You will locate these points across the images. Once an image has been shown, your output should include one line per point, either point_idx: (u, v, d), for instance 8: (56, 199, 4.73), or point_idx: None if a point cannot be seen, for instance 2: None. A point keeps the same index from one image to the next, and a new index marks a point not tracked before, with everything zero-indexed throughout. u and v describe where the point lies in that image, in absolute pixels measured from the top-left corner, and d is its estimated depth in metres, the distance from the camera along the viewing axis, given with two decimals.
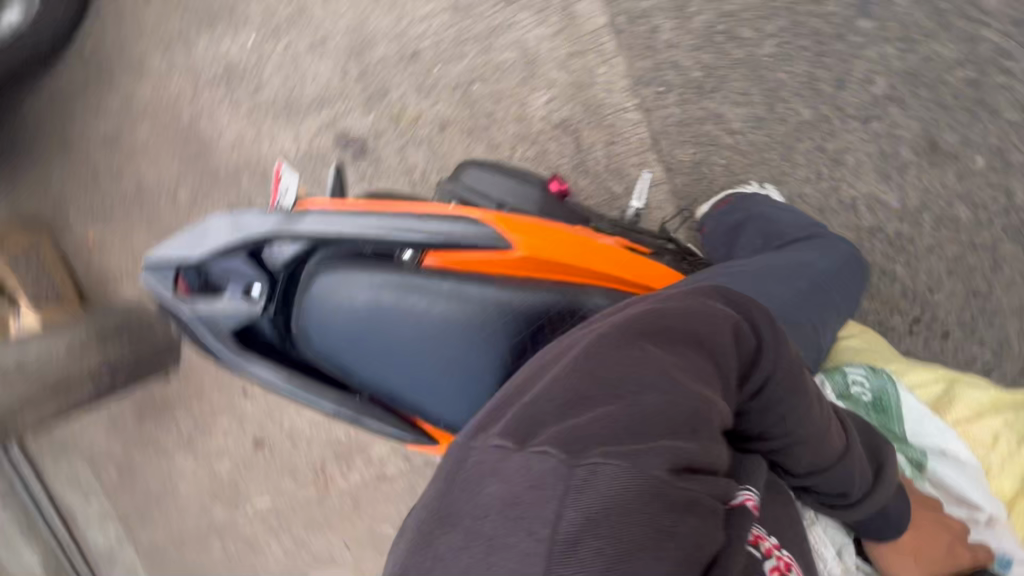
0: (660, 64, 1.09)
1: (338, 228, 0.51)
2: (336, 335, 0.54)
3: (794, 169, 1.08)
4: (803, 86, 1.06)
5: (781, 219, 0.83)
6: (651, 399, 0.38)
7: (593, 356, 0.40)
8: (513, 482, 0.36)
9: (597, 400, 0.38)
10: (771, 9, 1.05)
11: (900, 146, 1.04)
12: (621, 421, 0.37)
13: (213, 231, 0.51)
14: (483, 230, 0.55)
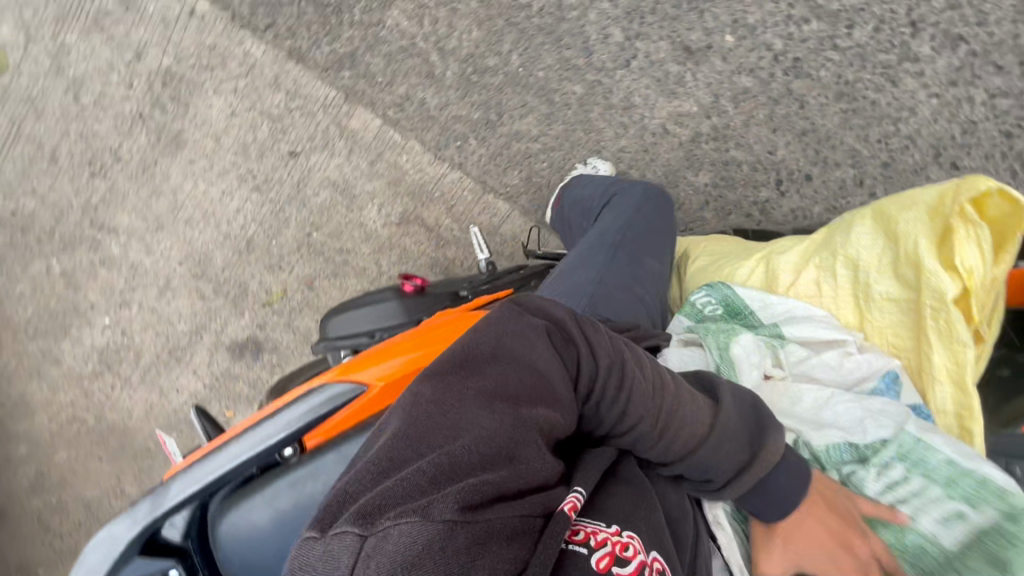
0: (445, 124, 1.17)
1: (205, 477, 0.51)
2: (260, 565, 0.53)
3: (603, 133, 1.17)
4: (563, 71, 1.15)
5: (585, 194, 0.93)
6: (460, 446, 0.42)
7: (412, 418, 0.44)
8: (323, 567, 0.37)
9: (411, 460, 0.42)
10: (498, 30, 1.14)
11: (668, 66, 1.15)
12: (428, 472, 0.40)
13: (94, 553, 0.49)
14: (337, 392, 0.56)
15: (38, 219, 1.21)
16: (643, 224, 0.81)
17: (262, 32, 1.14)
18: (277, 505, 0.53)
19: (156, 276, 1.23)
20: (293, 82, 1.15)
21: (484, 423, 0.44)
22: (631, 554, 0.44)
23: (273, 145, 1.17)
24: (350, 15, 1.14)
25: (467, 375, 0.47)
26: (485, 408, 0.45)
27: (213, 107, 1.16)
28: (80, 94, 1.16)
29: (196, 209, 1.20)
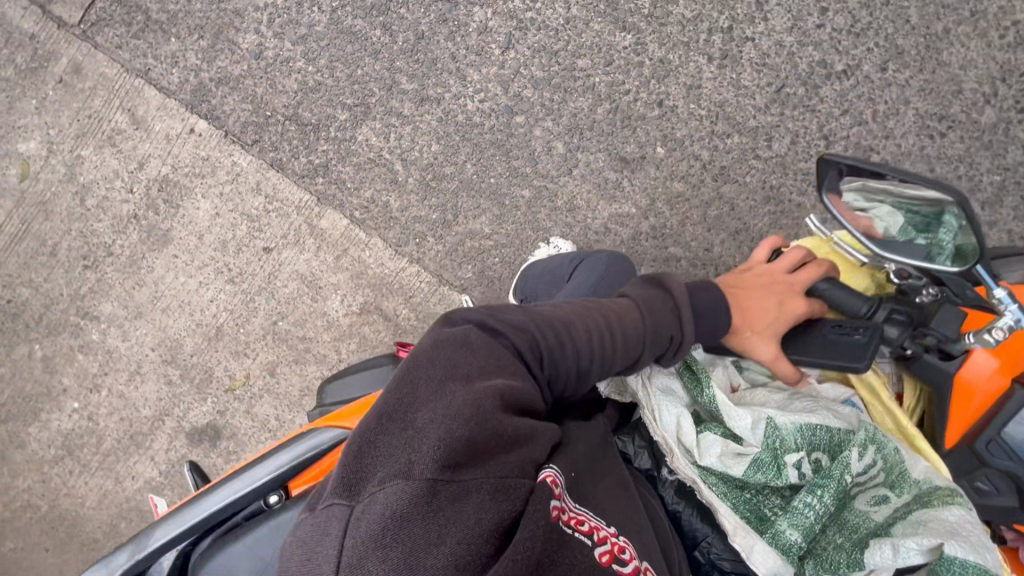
0: (405, 224, 1.28)
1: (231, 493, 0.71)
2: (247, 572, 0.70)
3: (549, 231, 1.27)
4: (513, 178, 1.28)
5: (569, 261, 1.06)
6: (490, 405, 0.53)
7: (457, 367, 0.56)
8: (384, 452, 0.51)
9: (457, 412, 0.52)
10: (454, 143, 1.28)
11: (607, 174, 1.27)
12: (465, 425, 0.51)
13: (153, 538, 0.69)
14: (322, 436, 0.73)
15: (29, 306, 1.31)
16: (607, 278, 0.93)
17: (249, 146, 1.30)
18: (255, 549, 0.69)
19: (129, 362, 1.29)
20: (273, 188, 1.30)
21: (458, 394, 0.53)
22: (626, 558, 0.55)
23: (250, 241, 1.29)
24: (326, 132, 1.30)
25: (453, 369, 0.55)
26: (502, 409, 0.53)
27: (200, 209, 1.30)
28: (88, 198, 1.31)
29: (174, 299, 1.30)
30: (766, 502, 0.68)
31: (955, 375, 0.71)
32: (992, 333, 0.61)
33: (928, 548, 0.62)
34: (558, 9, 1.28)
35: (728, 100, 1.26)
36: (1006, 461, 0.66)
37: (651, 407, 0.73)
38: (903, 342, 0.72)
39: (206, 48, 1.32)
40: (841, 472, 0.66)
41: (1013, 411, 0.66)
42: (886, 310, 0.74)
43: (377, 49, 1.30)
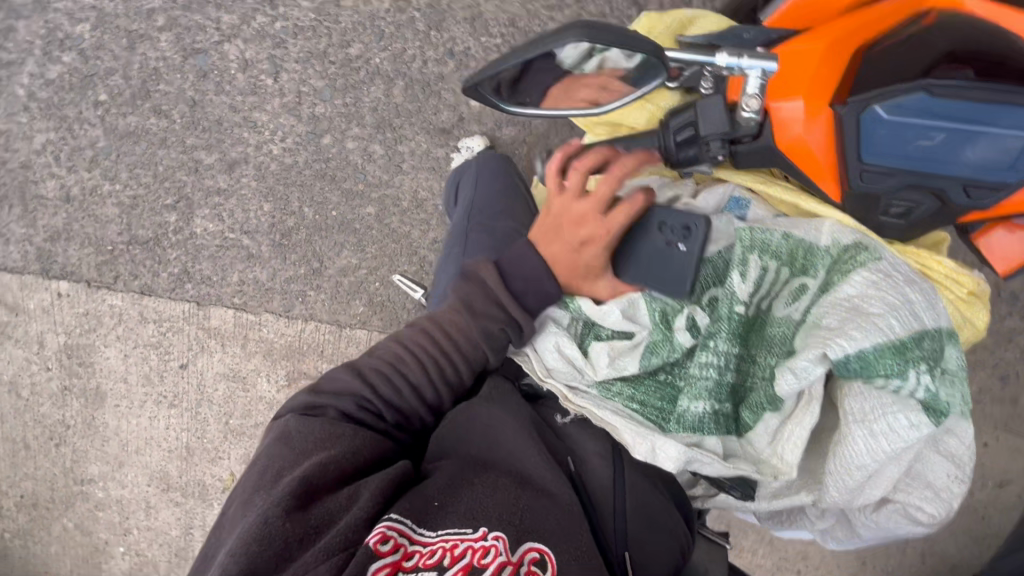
0: (283, 289, 1.28)
1: None
2: None
3: (411, 234, 1.23)
4: (352, 200, 1.22)
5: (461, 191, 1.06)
6: (309, 486, 0.62)
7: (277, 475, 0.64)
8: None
9: (277, 512, 0.59)
10: (282, 193, 1.24)
11: (436, 152, 1.19)
12: (291, 515, 0.59)
13: None
14: None
15: (38, 494, 1.47)
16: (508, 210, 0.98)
17: (113, 285, 1.32)
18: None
19: (138, 502, 1.44)
20: (155, 311, 1.32)
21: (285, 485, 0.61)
22: (489, 559, 0.58)
23: (166, 366, 1.35)
24: (168, 239, 1.28)
25: (304, 442, 0.67)
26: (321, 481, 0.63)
27: (110, 357, 1.36)
28: (20, 390, 1.40)
29: (138, 440, 1.40)
30: (674, 372, 0.72)
31: (777, 143, 0.66)
32: (746, 105, 0.64)
33: (817, 359, 0.63)
34: (302, 4, 1.19)
35: (518, 13, 1.13)
36: (888, 178, 0.61)
37: (536, 348, 0.76)
38: (711, 156, 0.68)
39: (24, 214, 1.31)
40: (730, 308, 0.68)
41: (855, 133, 0.60)
42: (671, 131, 0.69)
43: (164, 136, 1.24)
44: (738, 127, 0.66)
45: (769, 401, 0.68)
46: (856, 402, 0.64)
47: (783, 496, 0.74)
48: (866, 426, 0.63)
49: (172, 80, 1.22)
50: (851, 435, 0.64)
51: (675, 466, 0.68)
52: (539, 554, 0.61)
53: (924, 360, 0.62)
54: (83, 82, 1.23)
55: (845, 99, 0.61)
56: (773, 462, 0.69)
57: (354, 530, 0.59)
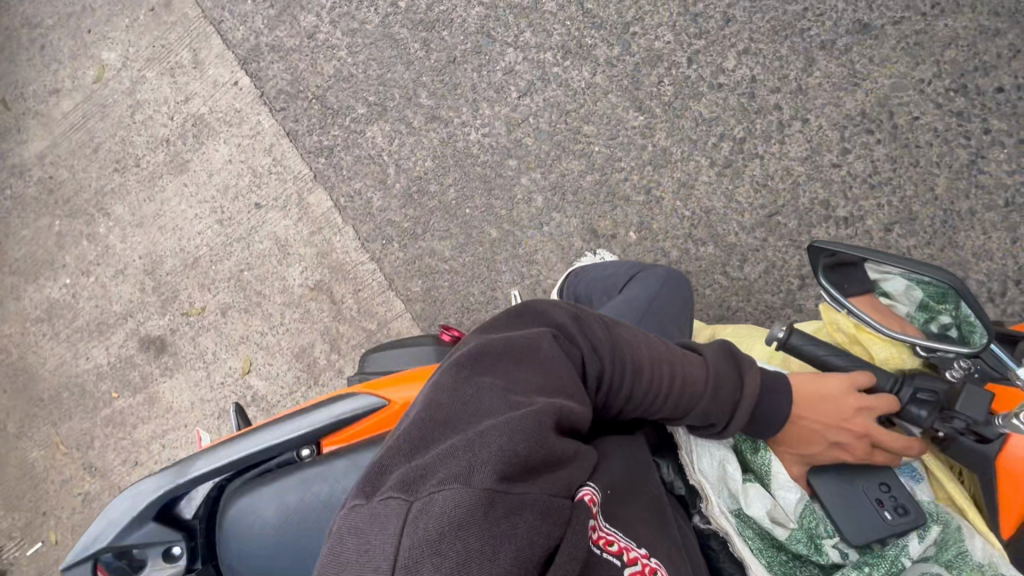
0: (378, 224, 1.37)
1: (248, 448, 0.67)
2: (257, 547, 0.64)
3: (501, 275, 1.31)
4: (486, 215, 1.33)
5: (605, 272, 1.00)
6: (494, 435, 0.49)
7: (448, 404, 0.53)
8: (376, 523, 0.46)
9: (457, 451, 0.48)
10: (446, 165, 1.36)
11: (573, 240, 1.29)
12: (470, 459, 0.47)
13: (154, 485, 0.65)
14: (358, 402, 0.71)
15: (64, 187, 1.53)
16: (669, 303, 0.87)
17: (276, 112, 1.45)
18: (285, 497, 0.65)
19: (119, 260, 1.48)
20: (282, 155, 1.43)
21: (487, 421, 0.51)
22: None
23: (247, 193, 1.43)
24: (342, 120, 1.41)
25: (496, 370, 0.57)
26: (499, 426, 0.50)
27: (219, 152, 1.46)
28: (139, 113, 1.51)
29: (171, 221, 1.47)
30: (802, 567, 0.65)
31: (996, 460, 0.63)
32: (1022, 414, 0.56)
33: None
34: (583, 72, 1.33)
35: (716, 208, 1.25)
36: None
37: (693, 447, 0.69)
38: (932, 425, 0.66)
39: (273, 17, 1.47)
40: (895, 552, 0.62)
41: None
42: (910, 386, 0.68)
43: (411, 61, 1.40)
44: (988, 427, 0.63)
45: None
46: None
47: None
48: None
49: (453, 35, 1.39)
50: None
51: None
52: None
53: None
54: None
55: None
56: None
57: (543, 503, 0.47)
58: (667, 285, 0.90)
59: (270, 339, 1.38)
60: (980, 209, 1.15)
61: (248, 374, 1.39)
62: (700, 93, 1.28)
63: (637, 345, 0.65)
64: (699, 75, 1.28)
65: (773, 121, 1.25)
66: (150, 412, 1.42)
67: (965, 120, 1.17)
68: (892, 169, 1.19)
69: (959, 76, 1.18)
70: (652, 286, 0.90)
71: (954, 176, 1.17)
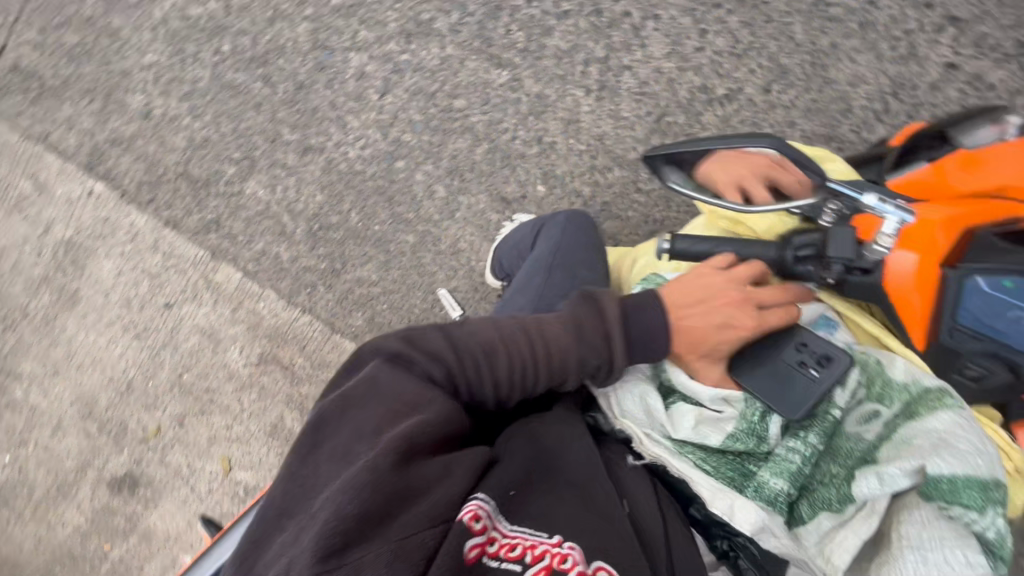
0: (296, 274, 1.31)
1: None
2: None
3: (435, 276, 1.28)
4: (396, 224, 1.29)
5: (517, 239, 0.98)
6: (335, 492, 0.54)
7: (313, 463, 0.60)
8: None
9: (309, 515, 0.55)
10: (338, 191, 1.31)
11: (488, 215, 1.27)
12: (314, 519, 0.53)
13: None
14: None
15: None
16: (571, 247, 0.85)
17: (145, 205, 1.35)
18: None
19: (51, 416, 1.38)
20: (170, 245, 1.35)
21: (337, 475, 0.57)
22: (569, 566, 0.53)
23: (152, 297, 1.35)
24: (216, 187, 1.34)
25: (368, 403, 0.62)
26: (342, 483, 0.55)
27: (105, 269, 1.37)
28: (4, 262, 1.39)
29: (86, 356, 1.37)
30: (748, 460, 0.65)
31: (885, 285, 0.67)
32: (881, 240, 0.66)
33: (911, 470, 0.58)
34: (432, 49, 1.29)
35: (607, 132, 1.24)
36: (976, 342, 0.62)
37: (618, 393, 0.71)
38: (823, 275, 0.71)
39: (99, 110, 1.36)
40: (823, 409, 0.66)
41: (955, 297, 0.62)
42: (791, 249, 0.72)
43: (260, 102, 1.33)
44: (864, 259, 0.68)
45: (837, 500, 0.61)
46: (914, 525, 0.56)
47: None
48: (924, 557, 0.54)
49: (291, 60, 1.32)
50: (900, 559, 0.55)
51: (749, 527, 0.59)
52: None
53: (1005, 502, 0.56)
54: (215, 31, 1.34)
55: (956, 263, 0.63)
56: (818, 565, 0.59)
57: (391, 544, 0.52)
58: (567, 232, 0.88)
59: (238, 429, 1.33)
60: (839, 40, 1.19)
61: (231, 472, 1.33)
62: (550, 27, 1.26)
63: (481, 335, 0.68)
64: (542, 11, 1.26)
65: (627, 29, 1.24)
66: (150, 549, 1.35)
67: None
68: (750, 33, 1.21)
69: None
70: (553, 240, 0.88)
71: (806, 18, 1.19)
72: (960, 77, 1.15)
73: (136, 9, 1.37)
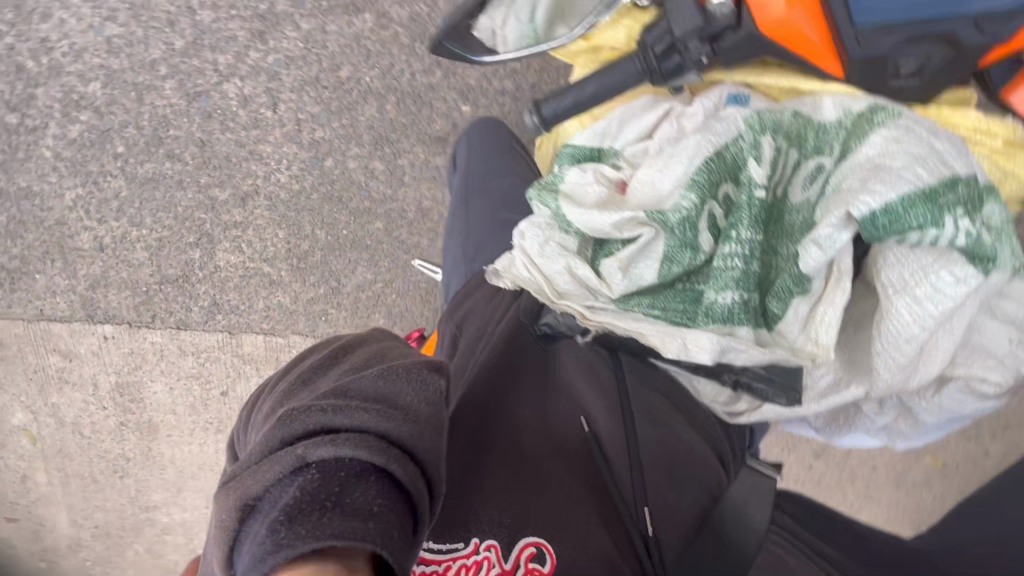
0: (306, 311, 1.35)
1: None
2: None
3: (420, 245, 1.29)
4: (360, 220, 1.28)
5: None
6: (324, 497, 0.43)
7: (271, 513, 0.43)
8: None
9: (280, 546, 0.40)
10: (295, 220, 1.30)
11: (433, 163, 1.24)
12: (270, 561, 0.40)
13: None
14: None
15: (111, 523, 1.58)
16: None
17: (152, 323, 1.40)
18: None
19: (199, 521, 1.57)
20: (193, 345, 1.40)
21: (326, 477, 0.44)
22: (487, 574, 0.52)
23: (207, 395, 1.44)
24: (195, 276, 1.36)
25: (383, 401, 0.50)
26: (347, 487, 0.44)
27: (158, 391, 1.46)
28: (83, 430, 1.49)
29: (193, 466, 1.52)
30: (693, 278, 0.66)
31: (757, 28, 0.72)
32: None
33: (842, 221, 0.61)
34: (291, 34, 1.21)
35: None
36: (892, 35, 0.68)
37: (545, 274, 0.70)
38: (690, 61, 0.76)
39: (62, 267, 1.37)
40: (751, 191, 0.64)
41: (843, 6, 0.68)
42: (649, 49, 0.78)
43: (179, 179, 1.30)
44: (713, 21, 0.72)
45: (796, 277, 0.64)
46: (894, 271, 0.62)
47: (833, 394, 0.69)
48: (912, 294, 0.61)
49: (179, 124, 1.28)
50: (893, 307, 0.62)
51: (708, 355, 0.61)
52: (537, 548, 0.54)
53: (958, 206, 0.58)
54: (102, 137, 1.30)
55: None
56: (809, 349, 0.65)
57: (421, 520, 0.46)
58: None
59: None
60: None
61: None
62: None
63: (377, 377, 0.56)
64: None
65: None
66: None
67: None
68: None
69: None
70: None
71: None
72: None
73: (26, 159, 1.33)
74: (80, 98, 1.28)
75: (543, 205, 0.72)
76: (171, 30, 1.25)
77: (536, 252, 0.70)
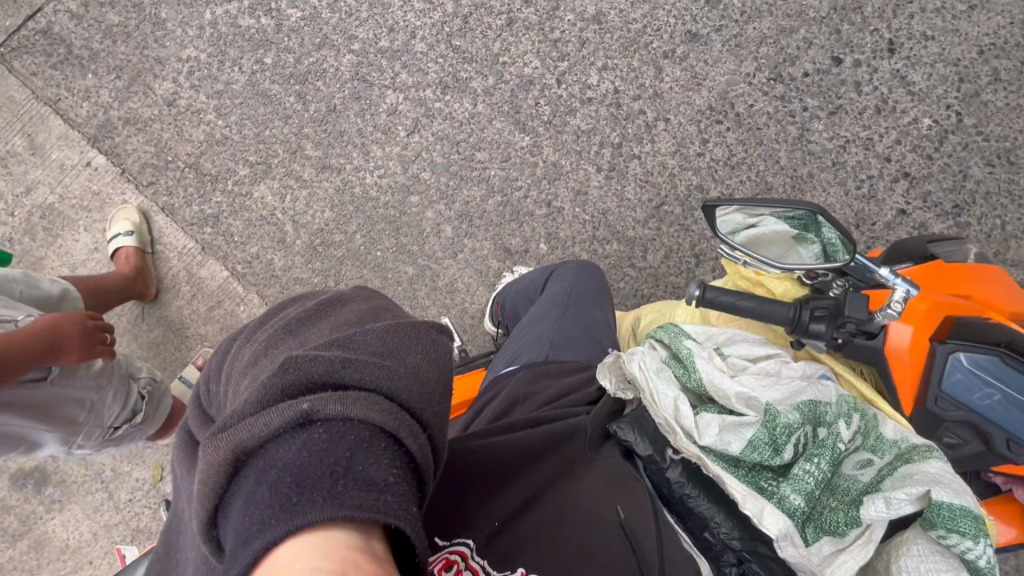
0: (285, 284, 1.31)
1: None
2: None
3: (427, 310, 1.32)
4: (398, 254, 1.33)
5: (523, 285, 1.03)
6: (332, 458, 0.37)
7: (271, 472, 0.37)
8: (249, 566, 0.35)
9: (288, 504, 0.35)
10: (348, 212, 1.34)
11: (489, 262, 1.33)
12: (273, 520, 0.34)
13: None
14: None
15: None
16: (581, 292, 0.93)
17: (145, 188, 1.34)
18: None
19: None
20: (158, 232, 1.33)
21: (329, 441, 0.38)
22: None
23: None
24: (224, 184, 1.34)
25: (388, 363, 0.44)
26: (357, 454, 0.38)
27: (79, 242, 1.33)
28: None
29: None
30: (761, 475, 0.61)
31: (883, 349, 0.69)
32: (891, 304, 0.63)
33: (917, 497, 0.57)
34: (466, 104, 1.39)
35: (611, 209, 1.35)
36: (958, 412, 0.64)
37: (651, 390, 0.65)
38: (832, 335, 0.69)
39: (121, 88, 1.36)
40: (833, 439, 0.61)
41: (939, 371, 0.64)
42: (809, 308, 0.67)
43: (288, 114, 1.37)
44: (871, 322, 0.67)
45: (850, 524, 0.58)
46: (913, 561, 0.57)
47: None
48: None
49: (328, 84, 1.38)
50: None
51: (775, 534, 0.54)
52: None
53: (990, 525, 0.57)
54: (261, 42, 1.39)
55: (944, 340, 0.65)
56: None
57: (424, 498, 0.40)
58: (578, 278, 0.96)
59: None
60: (816, 171, 1.37)
61: (161, 481, 1.24)
62: (574, 108, 1.39)
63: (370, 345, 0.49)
64: (569, 93, 1.40)
65: (641, 124, 1.39)
66: (41, 558, 1.23)
67: (788, 101, 1.39)
68: (744, 150, 1.38)
69: (774, 67, 1.40)
70: (566, 281, 0.95)
71: (791, 148, 1.38)
72: (908, 222, 1.35)
73: (186, 6, 1.39)
74: (273, 9, 1.40)
75: (668, 342, 0.70)
76: (385, 31, 1.41)
77: (652, 369, 0.66)
